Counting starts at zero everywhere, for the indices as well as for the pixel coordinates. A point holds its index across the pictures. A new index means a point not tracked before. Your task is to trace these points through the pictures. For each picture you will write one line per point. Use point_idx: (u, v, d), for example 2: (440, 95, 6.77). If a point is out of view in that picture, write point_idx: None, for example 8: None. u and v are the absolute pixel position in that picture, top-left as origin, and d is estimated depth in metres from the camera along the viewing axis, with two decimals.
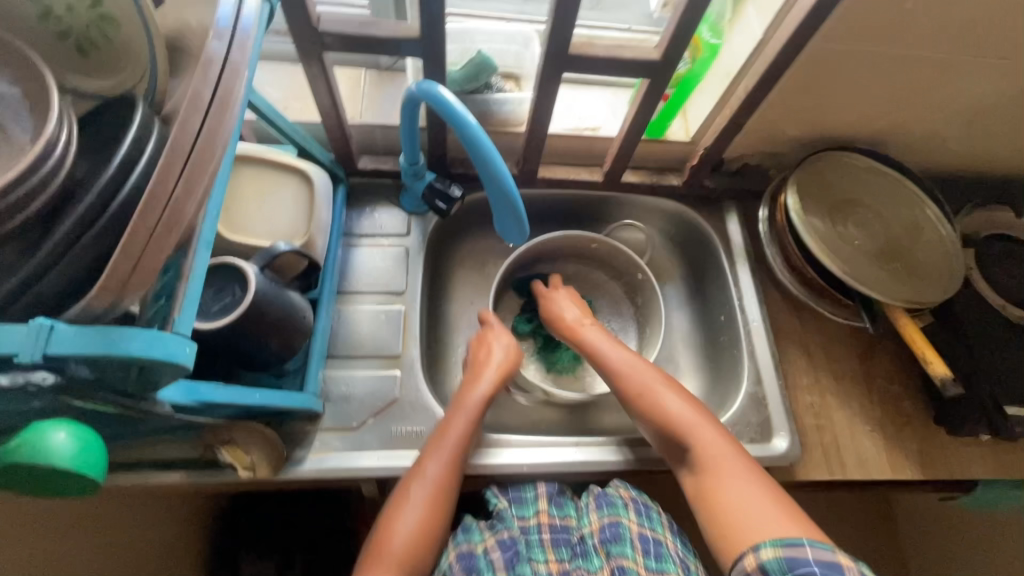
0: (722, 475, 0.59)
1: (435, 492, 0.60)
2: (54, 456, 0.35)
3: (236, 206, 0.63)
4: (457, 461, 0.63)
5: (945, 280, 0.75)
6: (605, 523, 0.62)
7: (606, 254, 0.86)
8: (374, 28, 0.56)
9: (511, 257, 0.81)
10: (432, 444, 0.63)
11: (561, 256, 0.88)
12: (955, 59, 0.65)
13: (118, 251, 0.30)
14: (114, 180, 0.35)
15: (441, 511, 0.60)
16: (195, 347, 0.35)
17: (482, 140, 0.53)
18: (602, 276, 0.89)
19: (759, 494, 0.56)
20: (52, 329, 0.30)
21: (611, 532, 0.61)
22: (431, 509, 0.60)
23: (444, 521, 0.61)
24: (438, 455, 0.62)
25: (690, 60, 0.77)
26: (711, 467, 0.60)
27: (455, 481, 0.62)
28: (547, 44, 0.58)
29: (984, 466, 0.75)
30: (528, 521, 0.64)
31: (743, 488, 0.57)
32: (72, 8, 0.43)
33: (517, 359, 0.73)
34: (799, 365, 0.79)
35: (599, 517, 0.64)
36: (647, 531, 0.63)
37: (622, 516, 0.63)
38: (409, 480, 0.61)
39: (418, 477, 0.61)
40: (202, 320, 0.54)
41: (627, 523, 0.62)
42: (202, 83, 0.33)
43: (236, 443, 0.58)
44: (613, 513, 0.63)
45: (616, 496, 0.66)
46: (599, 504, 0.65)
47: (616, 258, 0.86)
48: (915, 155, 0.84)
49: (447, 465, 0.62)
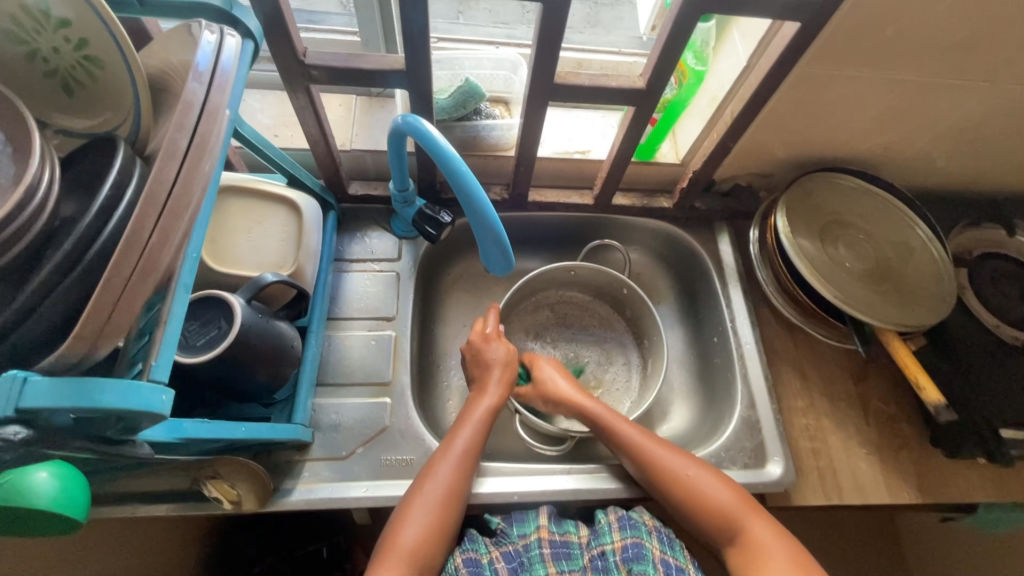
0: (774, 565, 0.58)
1: (446, 495, 0.61)
2: (35, 497, 0.33)
3: (223, 236, 0.63)
4: (467, 464, 0.63)
5: (938, 301, 0.75)
6: (628, 543, 0.63)
7: (590, 277, 0.86)
8: (361, 61, 0.57)
9: (510, 295, 0.81)
10: (441, 449, 0.64)
11: (544, 284, 0.88)
12: (938, 83, 0.65)
13: (91, 302, 0.30)
14: (90, 228, 0.34)
15: (448, 515, 0.60)
16: (170, 395, 0.35)
17: (466, 174, 0.53)
18: (585, 298, 0.89)
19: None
20: (25, 381, 0.31)
21: (634, 552, 0.62)
22: (440, 511, 0.60)
23: (450, 525, 0.60)
24: (449, 458, 0.63)
25: (676, 86, 0.77)
26: (760, 554, 0.59)
27: (467, 484, 0.63)
28: (532, 74, 0.58)
29: (982, 488, 0.74)
30: (529, 538, 0.64)
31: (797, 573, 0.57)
32: (58, 50, 0.43)
33: (512, 359, 0.74)
34: (793, 387, 0.79)
35: (622, 536, 0.64)
36: (669, 559, 0.63)
37: (645, 538, 0.64)
38: (421, 480, 0.61)
39: (430, 478, 0.61)
40: (185, 354, 0.53)
41: (650, 547, 0.63)
42: (179, 132, 0.34)
43: (221, 477, 0.57)
44: (637, 535, 0.64)
45: (640, 520, 0.66)
46: (622, 524, 0.65)
47: (599, 280, 0.86)
48: (904, 175, 0.84)
49: (458, 468, 0.63)
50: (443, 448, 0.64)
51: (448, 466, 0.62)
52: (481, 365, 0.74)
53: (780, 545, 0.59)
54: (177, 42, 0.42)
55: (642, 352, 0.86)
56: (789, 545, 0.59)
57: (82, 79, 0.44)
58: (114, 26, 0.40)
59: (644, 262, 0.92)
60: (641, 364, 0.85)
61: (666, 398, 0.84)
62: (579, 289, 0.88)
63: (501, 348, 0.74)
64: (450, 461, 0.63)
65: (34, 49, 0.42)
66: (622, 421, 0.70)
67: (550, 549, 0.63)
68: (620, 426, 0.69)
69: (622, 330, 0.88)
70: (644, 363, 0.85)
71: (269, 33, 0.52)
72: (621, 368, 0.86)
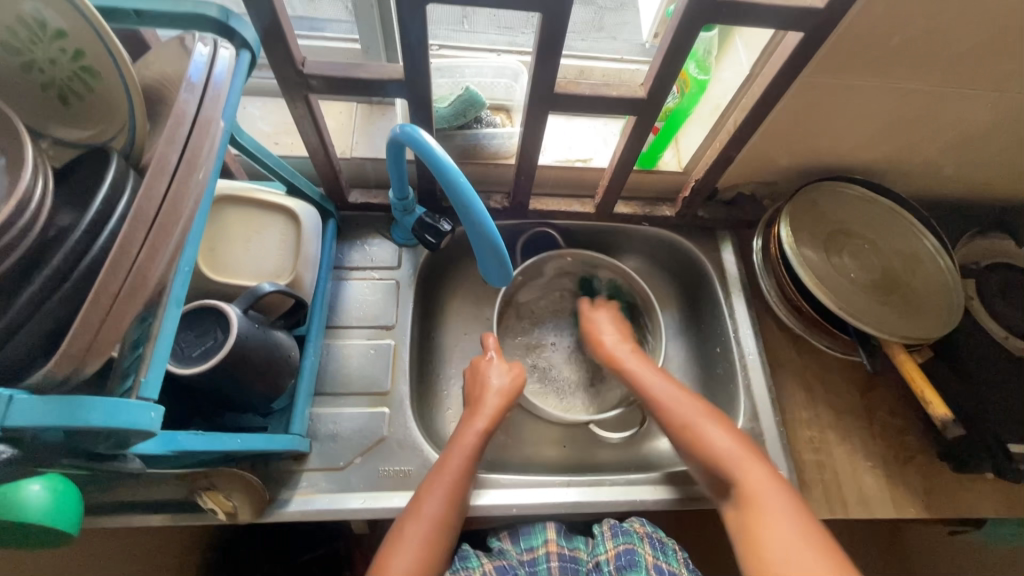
0: (761, 510, 0.57)
1: (433, 530, 0.60)
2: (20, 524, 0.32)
3: (222, 246, 0.63)
4: (456, 494, 0.62)
5: (944, 314, 0.74)
6: (622, 550, 0.63)
7: (545, 267, 0.85)
8: (359, 70, 0.57)
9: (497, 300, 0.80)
10: (430, 481, 0.63)
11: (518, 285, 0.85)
12: (946, 93, 0.64)
13: (78, 319, 0.30)
14: (81, 241, 0.34)
15: (433, 552, 0.59)
16: (159, 411, 0.35)
17: (464, 185, 0.53)
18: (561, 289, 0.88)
19: (807, 539, 0.54)
20: (11, 399, 0.30)
21: (627, 559, 0.62)
22: (425, 547, 0.59)
23: (436, 558, 0.59)
24: (436, 491, 0.62)
25: (678, 94, 0.75)
26: (755, 507, 0.58)
27: (455, 515, 0.62)
28: (532, 84, 0.58)
29: (992, 505, 0.72)
30: (536, 551, 0.65)
31: (789, 528, 0.55)
32: (54, 61, 0.42)
33: (515, 386, 0.73)
34: (797, 398, 0.78)
35: (615, 545, 0.64)
36: (661, 563, 0.63)
37: (637, 544, 0.64)
38: (407, 515, 0.61)
39: (416, 513, 0.60)
40: (180, 365, 0.53)
41: (642, 552, 0.63)
42: (169, 147, 0.33)
43: (217, 489, 0.56)
44: (629, 541, 0.64)
45: (631, 526, 0.66)
46: (615, 532, 0.66)
47: (555, 266, 0.85)
48: (911, 184, 0.83)
49: (445, 499, 0.61)
50: (432, 480, 0.62)
51: (435, 501, 0.61)
52: (480, 389, 0.73)
53: (779, 504, 0.57)
54: (172, 53, 0.41)
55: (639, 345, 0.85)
56: (793, 502, 0.57)
57: (79, 89, 0.44)
58: (107, 35, 0.39)
59: (646, 270, 0.91)
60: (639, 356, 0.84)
61: None
62: (553, 280, 0.86)
63: (500, 371, 0.74)
64: (437, 495, 0.61)
65: (31, 60, 0.42)
66: (649, 369, 0.72)
67: (558, 563, 0.64)
68: (647, 375, 0.71)
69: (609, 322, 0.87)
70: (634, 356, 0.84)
71: (265, 43, 0.51)
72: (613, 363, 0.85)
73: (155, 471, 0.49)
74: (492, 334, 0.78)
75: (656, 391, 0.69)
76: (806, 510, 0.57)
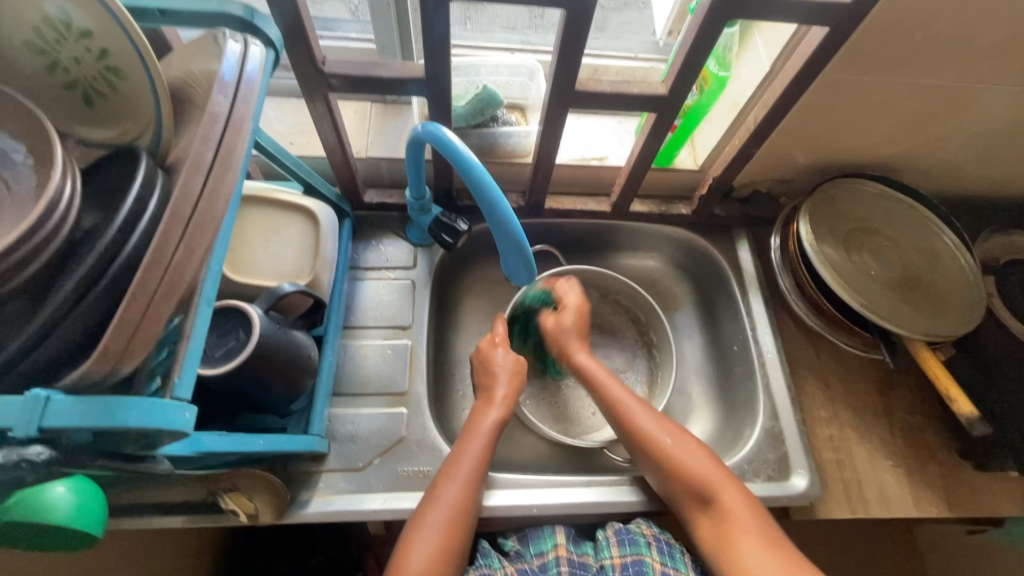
0: (743, 530, 0.59)
1: (454, 514, 0.59)
2: (53, 515, 0.31)
3: (242, 246, 0.62)
4: (476, 481, 0.62)
5: (967, 311, 0.73)
6: (628, 561, 0.63)
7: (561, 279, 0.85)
8: (379, 69, 0.56)
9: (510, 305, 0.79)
10: (447, 469, 0.62)
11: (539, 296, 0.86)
12: (970, 87, 0.64)
13: (116, 319, 0.30)
14: (113, 242, 0.34)
15: (454, 541, 0.58)
16: (193, 412, 0.35)
17: (488, 183, 0.53)
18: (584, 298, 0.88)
19: (779, 560, 0.56)
20: (48, 400, 0.30)
21: (634, 571, 0.62)
22: (447, 536, 0.58)
23: (457, 550, 0.59)
24: (455, 477, 0.62)
25: (698, 92, 0.73)
26: (732, 524, 0.59)
27: (474, 503, 0.61)
28: (553, 81, 0.58)
29: (1015, 504, 0.72)
30: (546, 556, 0.64)
31: (767, 544, 0.57)
32: (79, 61, 0.42)
33: (520, 368, 0.73)
34: (816, 397, 0.77)
35: (621, 553, 0.64)
36: (669, 570, 0.63)
37: (645, 554, 0.64)
38: (427, 503, 0.60)
39: (435, 501, 0.60)
40: (206, 366, 0.53)
41: (650, 562, 0.63)
42: (204, 145, 0.33)
43: (239, 490, 0.55)
44: (637, 551, 0.64)
45: (639, 534, 0.66)
46: (621, 540, 0.65)
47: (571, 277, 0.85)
48: (928, 180, 0.82)
49: (466, 487, 0.61)
50: (449, 467, 0.62)
51: (455, 487, 0.61)
52: (490, 374, 0.72)
53: (756, 525, 0.59)
54: (199, 51, 0.41)
55: (650, 358, 0.84)
56: (762, 518, 0.60)
57: (103, 89, 0.43)
58: (135, 34, 0.39)
59: (660, 269, 0.91)
60: (650, 367, 0.84)
61: (685, 408, 0.83)
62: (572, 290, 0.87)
63: (507, 354, 0.73)
64: (456, 482, 0.61)
65: (55, 60, 0.42)
66: (612, 380, 0.71)
67: (568, 568, 0.63)
68: (615, 388, 0.70)
69: (627, 327, 0.87)
70: (654, 358, 0.84)
71: (288, 41, 0.51)
72: (630, 363, 0.85)
73: (181, 473, 0.49)
74: (502, 316, 0.78)
75: (629, 404, 0.69)
76: (774, 528, 0.60)
